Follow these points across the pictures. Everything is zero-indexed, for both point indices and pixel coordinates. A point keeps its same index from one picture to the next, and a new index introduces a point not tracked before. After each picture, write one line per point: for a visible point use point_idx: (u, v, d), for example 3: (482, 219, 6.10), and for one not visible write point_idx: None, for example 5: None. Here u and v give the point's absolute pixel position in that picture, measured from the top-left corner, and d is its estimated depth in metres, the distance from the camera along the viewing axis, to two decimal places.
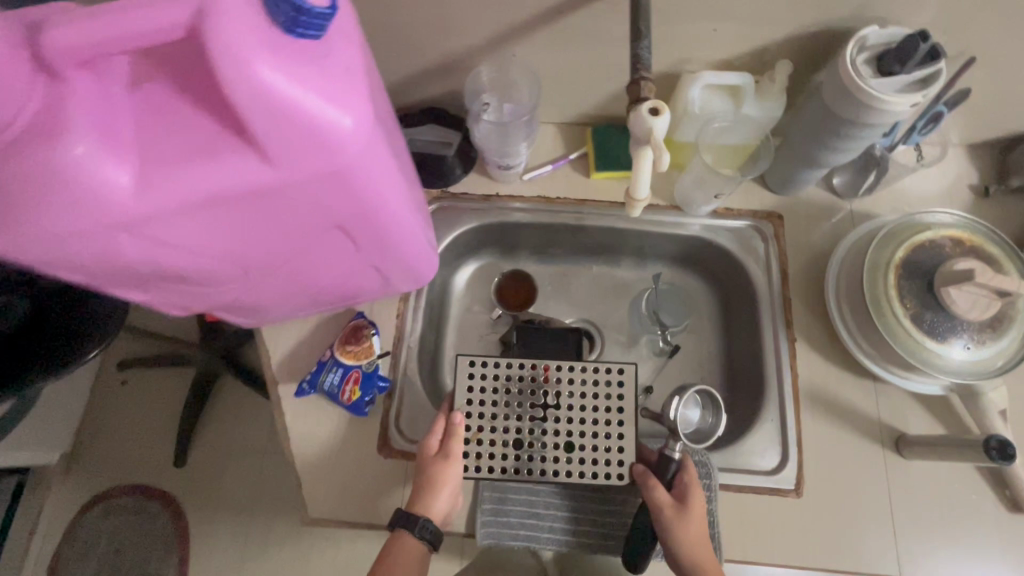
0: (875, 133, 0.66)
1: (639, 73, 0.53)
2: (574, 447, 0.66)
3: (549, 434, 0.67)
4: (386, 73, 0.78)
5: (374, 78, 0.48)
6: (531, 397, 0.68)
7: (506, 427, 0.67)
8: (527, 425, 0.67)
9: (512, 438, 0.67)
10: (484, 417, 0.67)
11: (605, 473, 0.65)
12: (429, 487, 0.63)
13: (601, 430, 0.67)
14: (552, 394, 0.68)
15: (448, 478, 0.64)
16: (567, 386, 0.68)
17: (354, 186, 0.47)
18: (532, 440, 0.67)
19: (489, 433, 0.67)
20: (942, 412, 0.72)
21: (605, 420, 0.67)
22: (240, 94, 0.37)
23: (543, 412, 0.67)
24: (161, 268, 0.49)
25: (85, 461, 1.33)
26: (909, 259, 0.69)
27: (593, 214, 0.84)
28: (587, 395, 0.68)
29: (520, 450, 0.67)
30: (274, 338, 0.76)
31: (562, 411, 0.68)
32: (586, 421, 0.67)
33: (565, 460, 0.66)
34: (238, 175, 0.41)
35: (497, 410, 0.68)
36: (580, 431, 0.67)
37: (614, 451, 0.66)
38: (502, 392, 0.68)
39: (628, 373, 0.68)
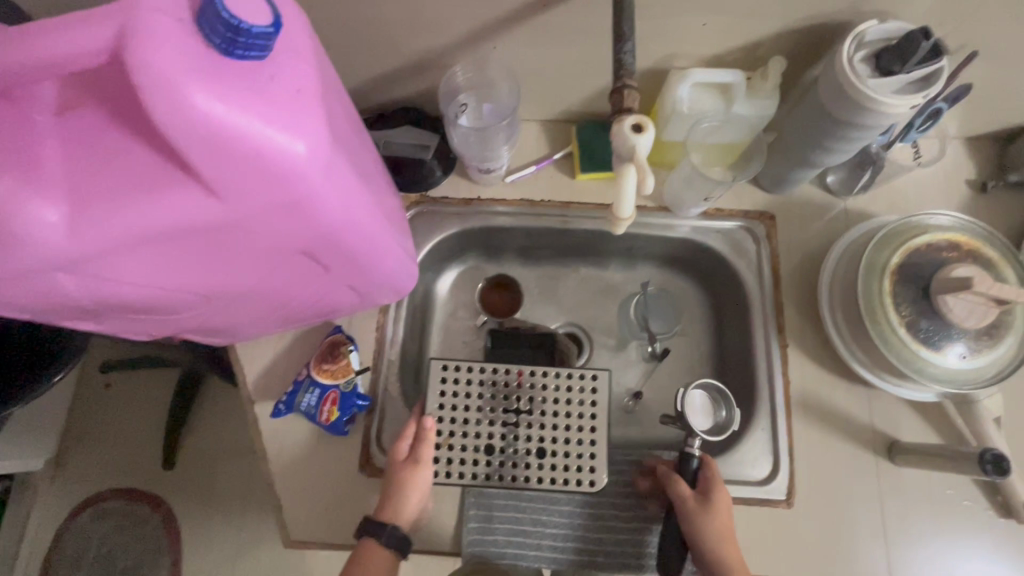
0: (872, 134, 0.62)
1: (621, 80, 0.49)
2: (546, 454, 0.64)
3: (521, 439, 0.64)
4: (357, 72, 0.73)
5: (334, 95, 0.44)
6: (504, 402, 0.65)
7: (477, 433, 0.64)
8: (499, 430, 0.64)
9: (484, 444, 0.64)
10: (456, 422, 0.65)
11: (576, 480, 0.63)
12: (398, 493, 0.61)
13: (573, 436, 0.64)
14: (525, 400, 0.65)
15: (418, 482, 0.61)
16: (541, 391, 0.65)
17: (313, 214, 0.43)
18: (504, 446, 0.64)
19: (461, 438, 0.64)
20: (935, 418, 0.71)
21: (578, 425, 0.65)
22: (171, 123, 0.34)
23: (515, 418, 0.64)
24: (111, 302, 0.46)
25: (70, 467, 1.28)
26: (905, 264, 0.67)
27: (580, 216, 0.81)
28: (560, 401, 0.65)
29: (491, 456, 0.64)
30: (249, 354, 0.73)
31: (535, 416, 0.65)
32: (559, 427, 0.64)
33: (535, 466, 0.63)
34: (181, 210, 0.38)
35: (469, 416, 0.65)
36: (553, 437, 0.64)
37: (585, 458, 0.64)
38: (474, 397, 0.65)
39: (601, 378, 0.66)
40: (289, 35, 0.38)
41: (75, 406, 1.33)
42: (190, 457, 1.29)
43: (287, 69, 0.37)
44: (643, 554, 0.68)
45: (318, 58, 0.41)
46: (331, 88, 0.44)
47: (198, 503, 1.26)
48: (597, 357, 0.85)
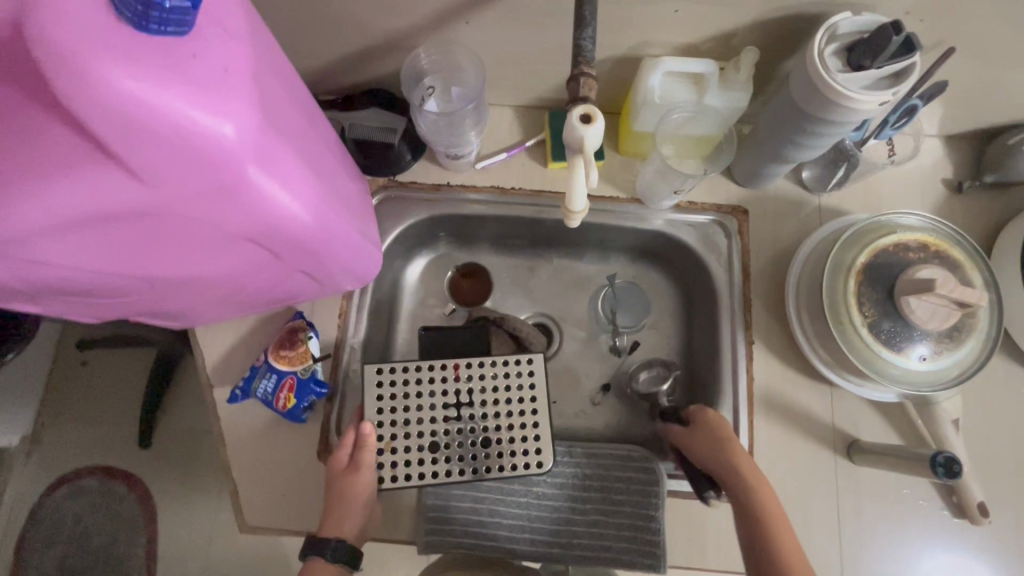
0: (843, 129, 0.61)
1: (580, 68, 0.48)
2: (491, 443, 0.65)
3: (465, 434, 0.65)
4: (322, 51, 0.71)
5: (271, 76, 0.42)
6: (444, 397, 0.65)
7: (420, 432, 0.64)
8: (442, 427, 0.64)
9: (427, 442, 0.64)
10: (396, 425, 0.64)
11: (523, 464, 0.64)
12: (341, 504, 0.61)
13: (516, 422, 0.65)
14: (465, 392, 0.66)
15: (358, 490, 0.61)
16: (479, 382, 0.66)
17: (249, 200, 0.42)
18: (449, 442, 0.64)
19: (403, 441, 0.64)
20: (895, 418, 0.71)
21: (519, 411, 0.66)
22: (82, 101, 0.32)
23: (456, 412, 0.65)
24: (45, 284, 0.45)
25: (44, 443, 1.27)
26: (871, 263, 0.66)
27: (551, 206, 0.79)
28: (499, 390, 0.66)
29: (436, 453, 0.64)
30: (209, 338, 0.72)
31: (477, 408, 0.66)
32: (501, 415, 0.66)
33: (481, 456, 0.64)
34: (102, 191, 0.36)
35: (409, 416, 0.64)
36: (495, 426, 0.65)
37: (530, 442, 0.65)
38: (413, 397, 0.65)
39: (537, 363, 0.67)
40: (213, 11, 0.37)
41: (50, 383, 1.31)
42: (164, 437, 1.28)
43: (211, 47, 0.36)
44: (599, 545, 0.68)
45: (252, 37, 0.40)
46: (269, 69, 0.42)
47: (173, 482, 1.25)
48: (566, 348, 0.84)
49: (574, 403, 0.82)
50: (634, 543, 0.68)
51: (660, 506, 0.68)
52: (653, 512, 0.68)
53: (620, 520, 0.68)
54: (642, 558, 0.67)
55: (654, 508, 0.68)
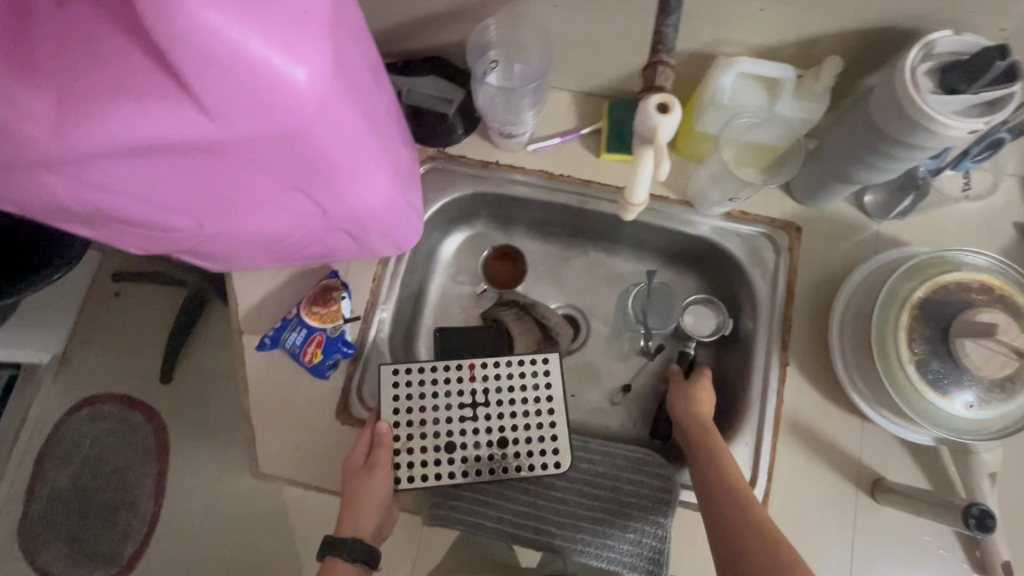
0: (921, 155, 0.58)
1: (658, 55, 0.46)
2: (507, 444, 0.65)
3: (480, 433, 0.65)
4: (390, 13, 0.70)
5: (348, 27, 0.42)
6: (460, 397, 0.66)
7: (436, 432, 0.65)
8: (458, 426, 0.65)
9: (444, 442, 0.64)
10: (413, 425, 0.65)
11: (540, 463, 0.64)
12: (356, 505, 0.62)
13: (532, 422, 0.65)
14: (481, 392, 0.66)
15: (374, 490, 0.61)
16: (494, 382, 0.66)
17: (312, 149, 0.42)
18: (465, 442, 0.65)
19: (420, 441, 0.64)
20: (927, 462, 0.68)
21: (536, 410, 0.66)
22: (166, 29, 0.32)
23: (472, 412, 0.65)
24: (104, 210, 0.45)
25: (73, 365, 1.32)
26: (928, 299, 0.63)
27: (597, 197, 0.78)
28: (515, 389, 0.67)
29: (452, 454, 0.64)
30: (244, 284, 0.73)
31: (493, 409, 0.66)
32: (517, 413, 0.66)
33: (498, 456, 0.64)
34: (170, 125, 0.36)
35: (426, 417, 0.65)
36: (512, 426, 0.65)
37: (547, 441, 0.65)
38: (428, 397, 0.66)
39: (553, 362, 0.68)
40: None
41: (85, 308, 1.36)
42: (185, 374, 1.31)
43: None
44: (602, 544, 0.67)
45: None
46: (347, 20, 0.42)
47: (189, 420, 1.29)
48: (592, 344, 0.83)
49: (593, 400, 0.81)
50: (637, 547, 0.66)
51: (670, 513, 0.67)
52: (661, 519, 0.67)
53: (628, 523, 0.67)
54: (644, 563, 0.66)
55: (664, 515, 0.67)
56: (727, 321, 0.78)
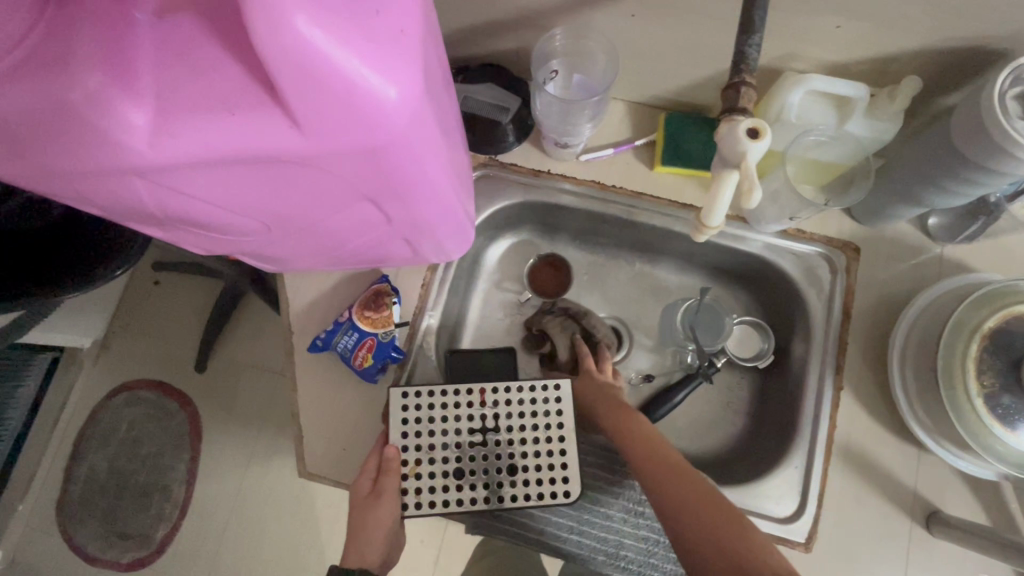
0: (1001, 180, 0.56)
1: (740, 75, 0.45)
2: (517, 471, 0.64)
3: (489, 459, 0.64)
4: (452, 20, 0.70)
5: (433, 44, 0.42)
6: (469, 422, 0.65)
7: (445, 458, 0.63)
8: (468, 453, 0.64)
9: (453, 468, 0.63)
10: (421, 450, 0.64)
11: (551, 493, 0.63)
12: (363, 533, 0.62)
13: (542, 448, 0.65)
14: (492, 418, 0.65)
15: (380, 520, 0.61)
16: (504, 408, 0.66)
17: (388, 163, 0.42)
18: (474, 469, 0.63)
19: (428, 466, 0.63)
20: (986, 497, 0.66)
21: (546, 438, 0.65)
22: (273, 50, 0.32)
23: (482, 437, 0.65)
24: (177, 214, 0.46)
25: (113, 350, 1.36)
26: (1000, 330, 0.61)
27: (649, 210, 0.77)
28: (525, 415, 0.66)
29: (462, 480, 0.63)
30: (295, 285, 0.74)
31: (503, 435, 0.65)
32: (527, 441, 0.65)
33: (507, 484, 0.63)
34: (262, 136, 0.37)
35: (435, 442, 0.64)
36: (522, 453, 0.64)
37: (557, 469, 0.64)
38: (437, 421, 0.65)
39: (564, 388, 0.66)
40: None
41: (127, 296, 1.39)
42: (221, 365, 1.34)
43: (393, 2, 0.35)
44: (645, 562, 0.67)
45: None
46: (433, 34, 0.42)
47: (222, 410, 1.31)
48: (636, 357, 0.82)
49: None
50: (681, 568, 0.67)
51: None
52: None
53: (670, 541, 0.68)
54: None
55: None
56: (768, 352, 0.77)
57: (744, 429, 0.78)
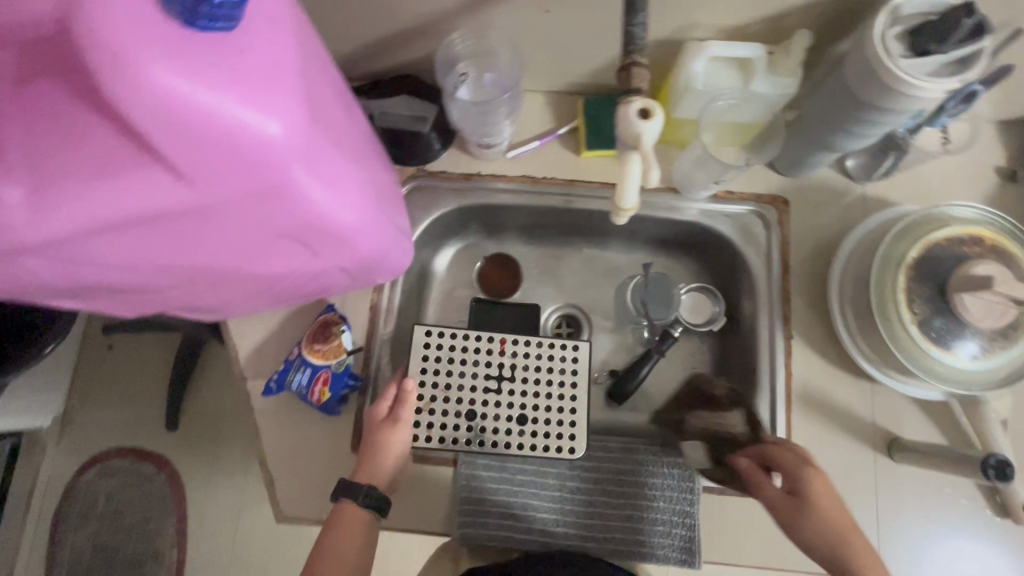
0: (899, 116, 0.58)
1: (630, 56, 0.46)
2: (524, 422, 0.69)
3: (501, 405, 0.69)
4: (355, 36, 0.69)
5: (320, 73, 0.41)
6: (487, 369, 0.70)
7: (459, 399, 0.69)
8: (482, 397, 0.69)
9: (465, 409, 0.69)
10: (437, 387, 0.69)
11: (555, 447, 0.68)
12: (374, 455, 0.63)
13: (553, 405, 0.69)
14: (508, 367, 0.71)
15: (394, 443, 0.63)
16: (522, 359, 0.71)
17: (298, 201, 0.41)
18: (485, 412, 0.69)
19: (442, 404, 0.69)
20: (938, 416, 0.70)
21: (558, 394, 0.70)
22: (139, 104, 0.31)
23: (496, 384, 0.70)
24: (88, 283, 0.44)
25: (76, 425, 1.29)
26: (923, 259, 0.63)
27: (583, 195, 0.77)
28: (541, 369, 0.71)
29: (471, 421, 0.69)
30: (241, 329, 0.72)
31: (517, 384, 0.70)
32: (539, 394, 0.70)
33: (515, 432, 0.68)
34: (149, 195, 0.35)
35: (451, 381, 0.70)
36: (534, 404, 0.69)
37: (564, 425, 0.69)
38: (456, 363, 0.70)
39: (582, 349, 0.72)
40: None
41: (82, 366, 1.33)
42: (193, 419, 1.29)
43: (259, 39, 0.34)
44: (634, 541, 0.69)
45: (298, 22, 0.38)
46: (316, 62, 0.41)
47: (201, 464, 1.27)
48: (597, 341, 0.82)
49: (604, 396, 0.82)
50: (669, 539, 0.68)
51: (695, 502, 0.68)
52: (689, 507, 0.68)
53: (654, 515, 0.69)
54: (677, 553, 0.68)
55: (689, 502, 0.68)
56: (720, 314, 0.79)
57: None
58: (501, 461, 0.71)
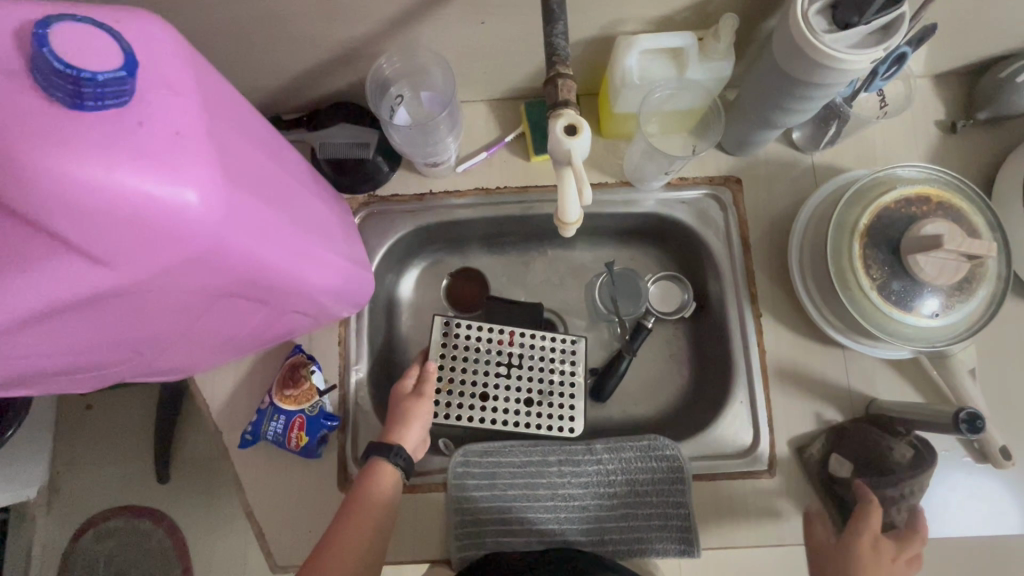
0: (834, 88, 0.58)
1: (555, 68, 0.45)
2: (535, 402, 0.73)
3: (511, 389, 0.73)
4: (284, 70, 0.67)
5: (234, 130, 0.41)
6: (498, 356, 0.74)
7: (474, 381, 0.73)
8: (493, 380, 0.73)
9: (479, 391, 0.73)
10: (454, 371, 0.73)
11: (559, 426, 0.71)
12: (400, 425, 0.66)
13: (556, 390, 0.73)
14: (517, 355, 0.74)
15: (421, 414, 0.67)
16: (529, 349, 0.74)
17: (231, 262, 0.40)
18: (497, 394, 0.73)
19: (460, 385, 0.72)
20: (910, 373, 0.71)
21: (560, 380, 0.73)
22: (38, 197, 0.30)
23: (507, 370, 0.73)
24: (27, 374, 0.42)
25: (64, 491, 1.25)
26: (875, 223, 0.64)
27: (539, 200, 0.77)
28: (546, 358, 0.74)
29: (484, 402, 0.72)
30: (210, 382, 0.70)
31: (525, 371, 0.74)
32: (544, 380, 0.73)
33: (523, 413, 0.72)
34: (64, 284, 0.34)
35: (467, 366, 0.73)
36: (539, 389, 0.73)
37: (566, 409, 0.72)
38: (472, 350, 0.74)
39: (579, 346, 0.75)
40: (152, 67, 0.34)
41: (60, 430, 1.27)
42: (183, 468, 1.26)
43: (156, 110, 0.33)
44: (631, 536, 0.69)
45: (199, 84, 0.37)
46: (228, 120, 0.40)
47: (199, 513, 1.24)
48: None
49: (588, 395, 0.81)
50: (666, 531, 0.69)
51: (688, 492, 0.68)
52: (682, 498, 0.69)
53: (649, 510, 0.70)
54: (676, 544, 0.68)
55: (682, 493, 0.69)
56: (689, 301, 0.80)
57: (692, 377, 0.80)
58: (491, 478, 0.71)
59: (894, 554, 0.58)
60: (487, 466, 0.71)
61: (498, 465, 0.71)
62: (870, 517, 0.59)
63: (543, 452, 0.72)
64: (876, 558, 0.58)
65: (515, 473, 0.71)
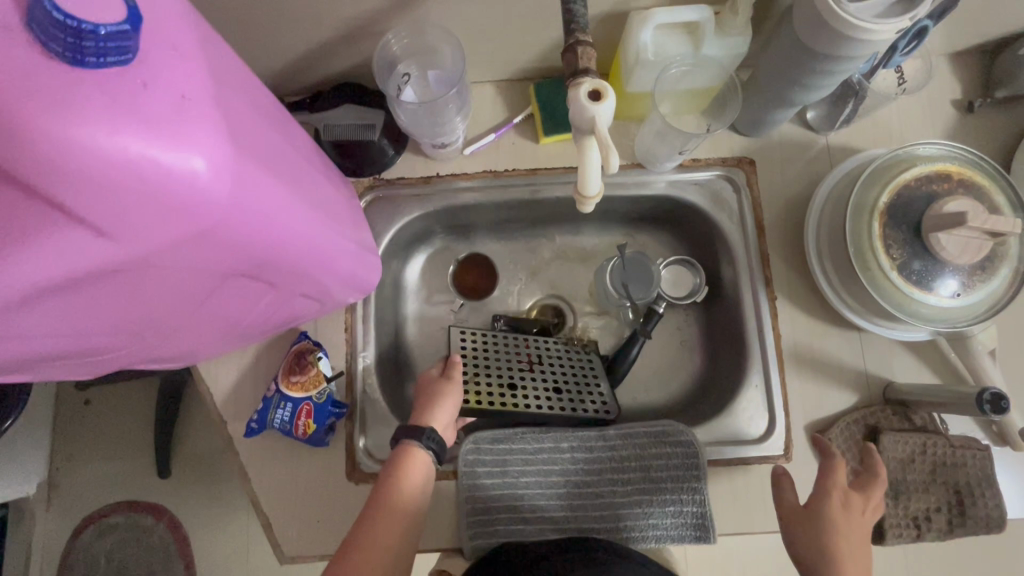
0: (856, 60, 0.56)
1: (575, 35, 0.45)
2: (563, 389, 0.73)
3: (537, 378, 0.73)
4: (286, 49, 0.65)
5: (243, 101, 0.39)
6: (517, 352, 0.74)
7: (499, 373, 0.72)
8: (518, 372, 0.72)
9: (507, 380, 0.72)
10: (477, 368, 0.72)
11: (593, 408, 0.72)
12: (429, 409, 0.65)
13: (580, 377, 0.74)
14: (535, 351, 0.75)
15: (449, 396, 0.66)
16: (546, 347, 0.75)
17: (240, 237, 0.38)
18: (525, 382, 0.72)
19: (485, 379, 0.72)
20: (927, 357, 0.70)
21: (582, 369, 0.75)
22: (37, 159, 0.28)
23: (529, 362, 0.73)
24: (27, 357, 0.41)
25: (63, 487, 1.23)
26: (895, 202, 0.63)
27: (548, 183, 0.75)
28: (563, 352, 0.75)
29: (514, 389, 0.72)
30: (214, 371, 0.69)
31: (547, 362, 0.74)
32: (567, 370, 0.74)
33: (554, 398, 0.72)
34: (66, 257, 0.32)
35: (489, 362, 0.73)
36: (564, 377, 0.74)
37: (595, 393, 0.73)
38: (491, 348, 0.74)
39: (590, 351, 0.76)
40: (156, 28, 0.32)
41: (58, 426, 1.25)
42: (185, 463, 1.24)
43: (161, 73, 0.31)
44: (646, 524, 0.68)
45: (206, 49, 0.35)
46: (235, 90, 0.38)
47: (200, 507, 1.23)
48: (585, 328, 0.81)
49: None
50: (681, 518, 0.67)
51: (702, 478, 0.67)
52: (697, 484, 0.67)
53: (664, 496, 0.68)
54: (691, 531, 0.67)
55: (697, 479, 0.67)
56: (701, 285, 0.78)
57: (704, 363, 0.78)
58: (502, 466, 0.69)
59: (863, 506, 0.59)
60: (498, 454, 0.70)
61: (509, 453, 0.70)
62: (835, 472, 0.60)
63: (555, 439, 0.70)
64: (846, 514, 0.57)
65: (526, 460, 0.70)
